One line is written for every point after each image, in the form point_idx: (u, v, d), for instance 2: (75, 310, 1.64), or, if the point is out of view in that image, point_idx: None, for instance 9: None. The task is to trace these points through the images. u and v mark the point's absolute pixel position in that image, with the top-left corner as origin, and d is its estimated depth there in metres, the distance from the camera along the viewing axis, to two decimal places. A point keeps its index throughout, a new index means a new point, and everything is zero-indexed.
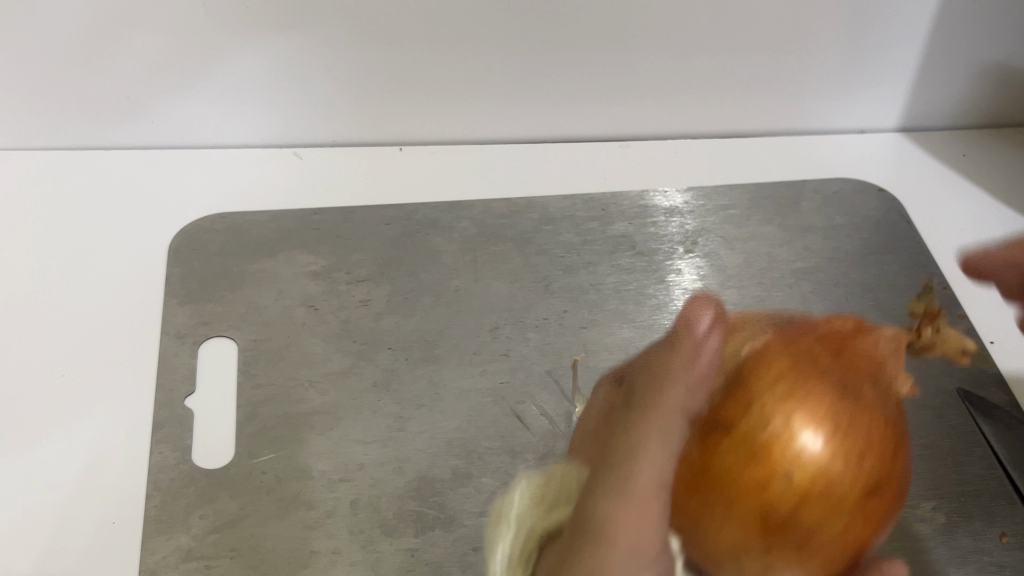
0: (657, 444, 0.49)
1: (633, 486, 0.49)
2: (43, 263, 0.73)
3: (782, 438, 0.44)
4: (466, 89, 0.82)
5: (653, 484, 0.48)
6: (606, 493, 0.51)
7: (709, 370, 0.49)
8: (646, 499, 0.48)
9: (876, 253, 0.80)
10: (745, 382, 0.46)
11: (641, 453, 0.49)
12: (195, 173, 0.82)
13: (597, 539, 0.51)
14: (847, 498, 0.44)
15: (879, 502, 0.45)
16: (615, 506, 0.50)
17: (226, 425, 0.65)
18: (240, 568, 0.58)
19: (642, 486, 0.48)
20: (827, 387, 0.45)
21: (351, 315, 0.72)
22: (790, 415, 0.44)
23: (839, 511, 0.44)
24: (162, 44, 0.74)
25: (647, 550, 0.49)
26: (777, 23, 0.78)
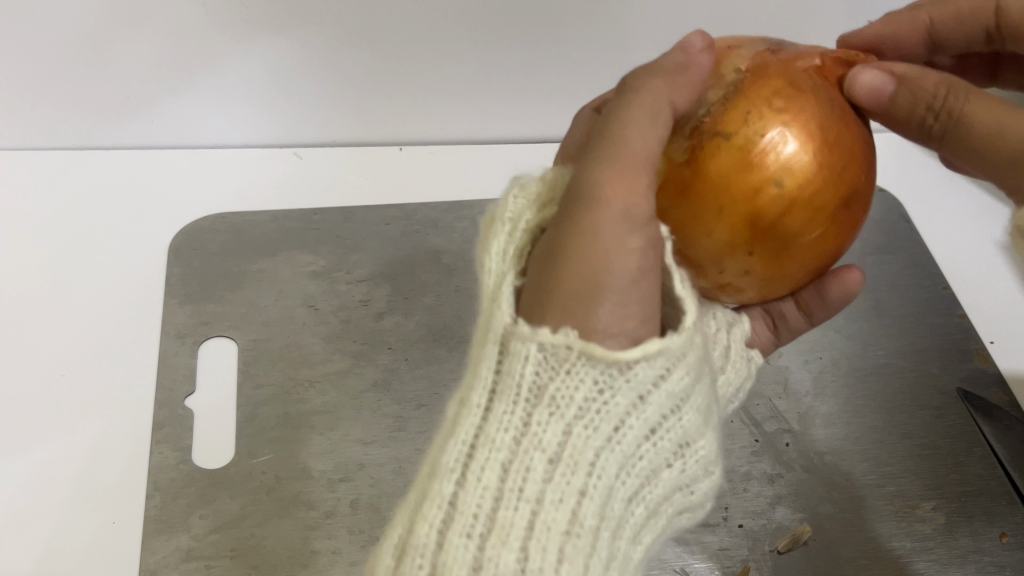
0: (654, 127, 0.38)
1: (625, 215, 0.37)
2: (43, 263, 0.73)
3: (785, 116, 0.38)
4: (465, 88, 0.82)
5: (649, 158, 0.38)
6: (588, 196, 0.38)
7: (706, 77, 0.40)
8: (638, 165, 0.38)
9: (876, 253, 0.79)
10: (748, 82, 0.39)
11: (633, 118, 0.39)
12: (194, 173, 0.82)
13: (584, 201, 0.38)
14: (838, 177, 0.39)
15: (852, 216, 0.42)
16: (605, 171, 0.38)
17: (227, 425, 0.65)
18: (240, 568, 0.58)
19: (627, 217, 0.37)
20: (823, 82, 0.40)
21: (350, 315, 0.72)
22: (787, 106, 0.38)
23: (823, 233, 0.40)
24: (159, 44, 0.74)
25: (630, 293, 0.38)
26: (772, 20, 0.78)
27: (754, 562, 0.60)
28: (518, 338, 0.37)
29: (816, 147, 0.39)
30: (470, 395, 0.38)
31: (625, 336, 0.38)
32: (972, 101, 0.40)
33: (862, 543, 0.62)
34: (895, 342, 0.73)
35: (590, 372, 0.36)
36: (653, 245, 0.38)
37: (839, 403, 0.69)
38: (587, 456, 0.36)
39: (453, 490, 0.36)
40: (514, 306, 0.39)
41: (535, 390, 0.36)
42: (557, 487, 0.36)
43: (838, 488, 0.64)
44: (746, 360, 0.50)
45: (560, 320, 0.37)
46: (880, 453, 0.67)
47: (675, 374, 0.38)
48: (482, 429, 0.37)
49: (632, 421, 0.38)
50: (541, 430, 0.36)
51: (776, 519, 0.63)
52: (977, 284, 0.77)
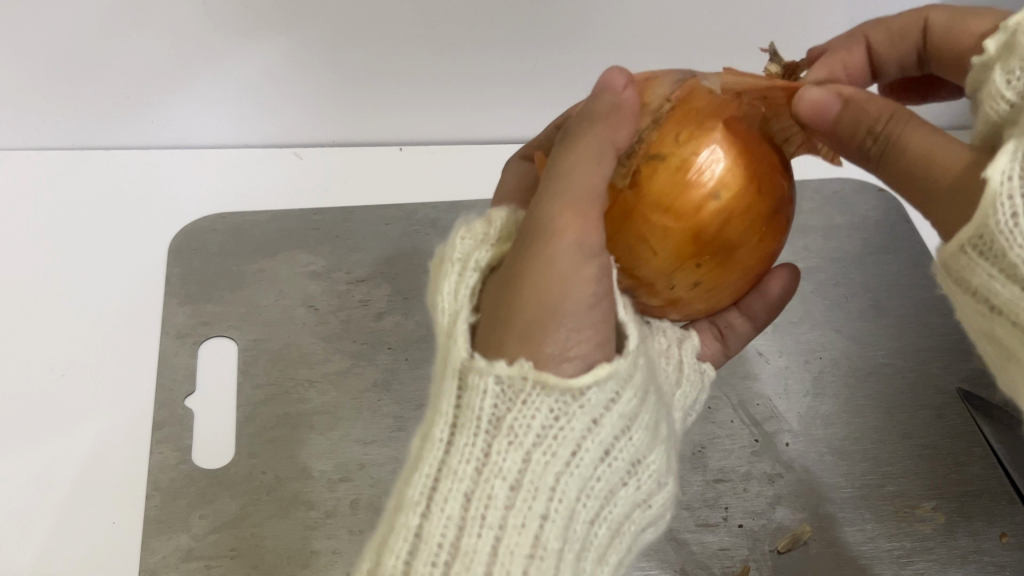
0: (598, 158, 0.39)
1: (577, 243, 0.38)
2: (43, 263, 0.73)
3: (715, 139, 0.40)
4: (466, 88, 0.82)
5: (596, 189, 0.39)
6: (539, 228, 0.38)
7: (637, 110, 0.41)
8: (586, 196, 0.39)
9: (876, 253, 0.79)
10: (678, 111, 0.42)
11: (577, 153, 0.39)
12: (194, 173, 0.82)
13: (535, 234, 0.38)
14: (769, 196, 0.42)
15: (782, 230, 0.44)
16: (552, 204, 0.39)
17: (227, 425, 0.65)
18: (240, 568, 0.58)
19: (580, 246, 0.38)
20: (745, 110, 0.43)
21: (350, 315, 0.72)
22: (714, 131, 0.41)
23: (760, 246, 0.43)
24: (160, 44, 0.74)
25: (588, 316, 0.38)
26: (771, 21, 0.78)
27: (754, 562, 0.61)
28: (475, 372, 0.37)
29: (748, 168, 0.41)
30: (431, 430, 0.38)
31: (583, 358, 0.38)
32: (913, 128, 0.39)
33: (862, 543, 0.62)
34: (894, 342, 0.73)
35: (545, 400, 0.36)
36: (608, 269, 0.39)
37: (839, 402, 0.69)
38: (546, 481, 0.36)
39: (420, 521, 0.36)
40: (472, 342, 0.39)
41: (493, 421, 0.37)
42: (519, 512, 0.36)
43: (837, 488, 0.64)
44: (699, 373, 0.51)
45: (517, 352, 0.37)
46: (880, 452, 0.66)
47: (625, 396, 0.39)
48: (444, 463, 0.37)
49: (589, 445, 0.38)
50: (500, 458, 0.36)
51: (776, 519, 0.63)
52: None
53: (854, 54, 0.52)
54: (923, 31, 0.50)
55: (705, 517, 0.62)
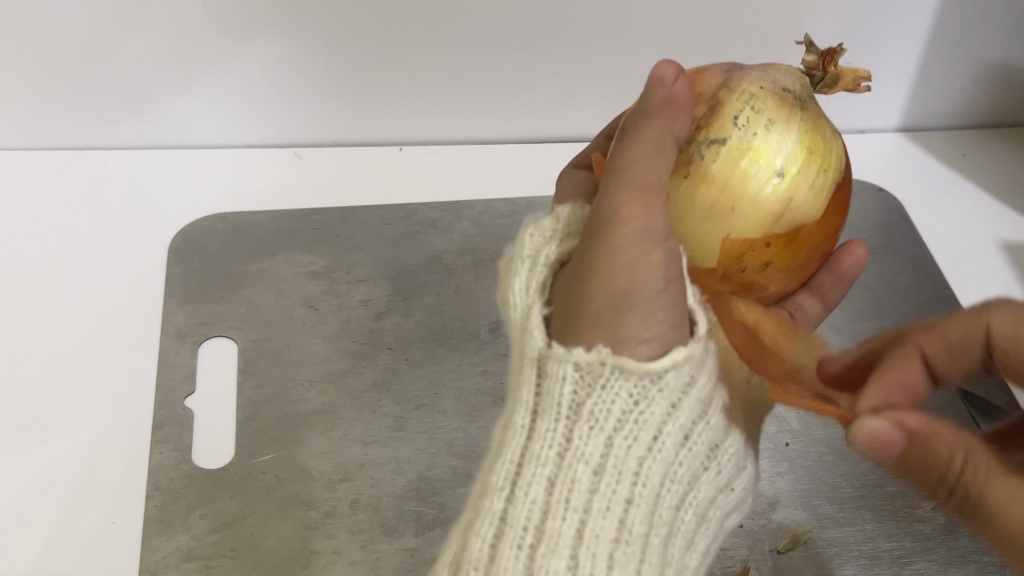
0: (660, 148, 0.39)
1: (645, 230, 0.38)
2: (43, 264, 0.73)
3: (773, 121, 0.40)
4: (466, 90, 0.82)
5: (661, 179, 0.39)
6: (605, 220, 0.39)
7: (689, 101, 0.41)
8: (648, 187, 0.39)
9: (875, 254, 0.79)
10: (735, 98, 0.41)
11: (640, 145, 0.39)
12: (195, 173, 0.82)
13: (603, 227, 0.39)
14: (832, 175, 0.42)
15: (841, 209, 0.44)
16: (616, 196, 0.39)
17: (227, 425, 0.65)
18: (240, 567, 0.58)
19: (647, 231, 0.38)
20: (798, 93, 0.42)
21: (350, 315, 0.72)
22: (772, 113, 0.40)
23: (826, 222, 0.43)
24: (160, 45, 0.74)
25: (659, 300, 0.39)
26: (770, 22, 0.79)
27: (753, 562, 0.60)
28: (554, 359, 0.38)
29: (808, 148, 0.41)
30: (513, 418, 0.39)
31: (655, 340, 0.38)
32: (996, 483, 0.34)
33: (862, 543, 0.62)
34: None
35: (625, 384, 0.37)
36: (675, 253, 0.39)
37: None
38: (629, 465, 0.38)
39: (504, 505, 0.37)
40: (546, 331, 0.40)
41: (574, 407, 0.37)
42: (603, 495, 0.37)
43: (837, 488, 0.64)
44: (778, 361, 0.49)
45: (592, 337, 0.38)
46: None
47: (701, 381, 0.40)
48: (528, 448, 0.38)
49: (668, 429, 0.39)
50: (582, 443, 0.37)
51: (776, 519, 0.63)
52: (976, 282, 0.77)
53: (910, 371, 0.40)
54: (987, 345, 0.39)
55: None
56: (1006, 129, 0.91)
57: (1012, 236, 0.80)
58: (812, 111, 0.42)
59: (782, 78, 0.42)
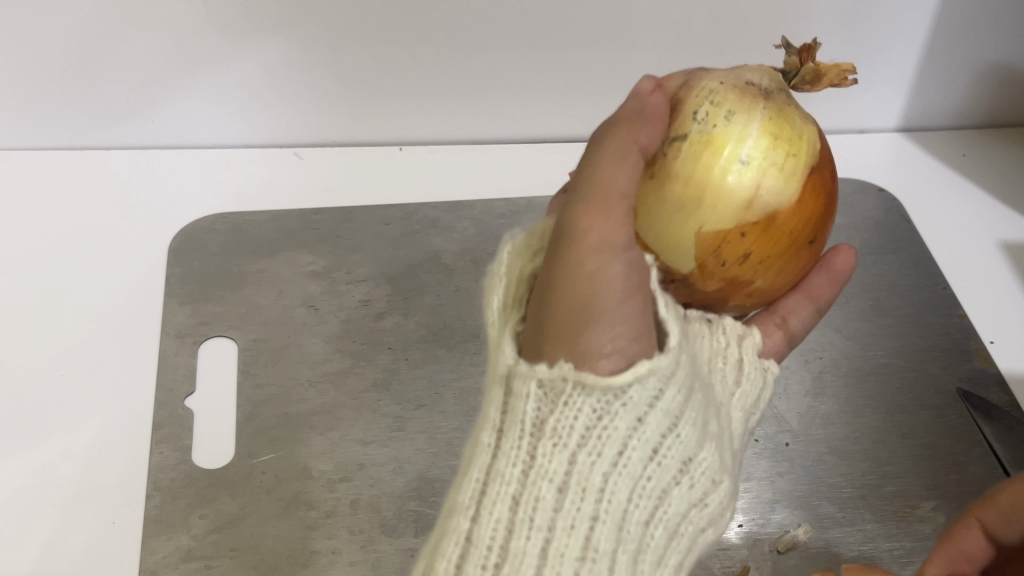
0: (624, 150, 0.39)
1: (608, 239, 0.38)
2: (42, 263, 0.73)
3: (734, 112, 0.40)
4: (466, 90, 0.82)
5: (628, 185, 0.39)
6: (568, 232, 0.39)
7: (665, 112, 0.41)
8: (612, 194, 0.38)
9: (876, 253, 0.79)
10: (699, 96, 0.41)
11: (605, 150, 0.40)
12: (194, 173, 0.82)
13: (567, 237, 0.38)
14: (805, 161, 0.40)
15: (830, 203, 0.43)
16: (581, 207, 0.39)
17: (227, 425, 0.65)
18: (240, 567, 0.58)
19: (608, 241, 0.38)
20: (771, 84, 0.42)
21: (350, 315, 0.72)
22: (733, 105, 0.40)
23: (806, 211, 0.41)
24: (160, 45, 0.74)
25: (622, 310, 0.38)
26: (769, 22, 0.79)
27: (753, 561, 0.60)
28: (519, 376, 0.38)
29: (776, 137, 0.40)
30: (480, 436, 0.40)
31: (619, 354, 0.38)
32: None
33: (862, 543, 0.62)
34: (893, 342, 0.73)
35: (587, 400, 0.37)
36: (638, 263, 0.39)
37: (839, 402, 0.69)
38: (593, 482, 0.37)
39: (470, 525, 0.38)
40: (516, 347, 0.40)
41: (537, 424, 0.38)
42: (568, 513, 0.37)
43: (837, 488, 0.64)
44: (761, 370, 0.48)
45: (555, 353, 0.38)
46: (880, 452, 0.67)
47: (668, 393, 0.39)
48: (493, 466, 0.38)
49: (634, 443, 0.38)
50: (546, 460, 0.37)
51: (775, 519, 0.63)
52: (976, 282, 0.77)
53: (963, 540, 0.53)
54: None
55: None
56: (1006, 129, 0.91)
57: (1012, 236, 0.80)
58: (782, 101, 0.41)
59: (750, 74, 0.42)
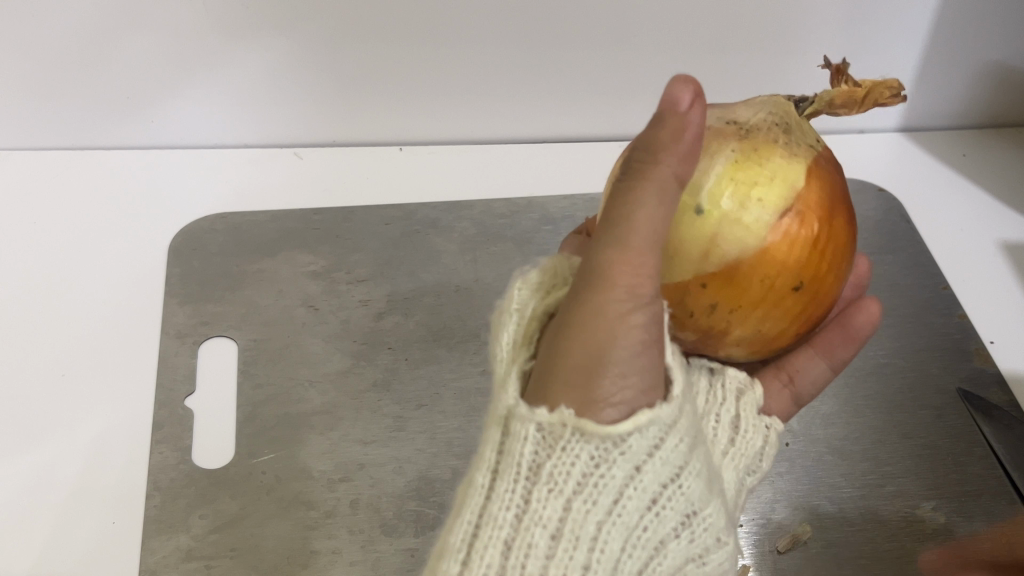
0: (655, 198, 0.37)
1: (632, 292, 0.38)
2: (42, 263, 0.73)
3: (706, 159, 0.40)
4: (466, 90, 0.82)
5: (653, 232, 0.37)
6: (595, 277, 0.38)
7: (700, 135, 0.38)
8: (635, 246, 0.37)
9: (876, 254, 0.79)
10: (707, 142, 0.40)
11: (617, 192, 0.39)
12: (194, 173, 0.82)
13: (590, 284, 0.38)
14: (784, 215, 0.39)
15: (832, 251, 0.41)
16: (609, 251, 0.38)
17: (227, 425, 0.65)
18: (240, 567, 0.58)
19: (633, 294, 0.38)
20: (766, 127, 0.40)
21: (350, 315, 0.72)
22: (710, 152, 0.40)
23: (785, 262, 0.40)
24: (160, 45, 0.74)
25: (634, 363, 0.38)
26: (770, 21, 0.78)
27: (754, 561, 0.60)
28: (518, 418, 0.38)
29: (753, 186, 0.39)
30: (475, 475, 0.40)
31: (626, 403, 0.38)
32: None
33: (862, 543, 0.62)
34: (893, 342, 0.73)
35: (585, 447, 0.37)
36: (659, 317, 0.38)
37: (839, 402, 0.69)
38: (586, 531, 0.37)
39: (461, 567, 0.38)
40: (520, 388, 0.40)
41: (533, 468, 0.37)
42: (559, 561, 0.37)
43: (837, 488, 0.64)
44: (762, 429, 0.49)
45: (562, 397, 0.38)
46: (880, 453, 0.67)
47: (669, 442, 0.39)
48: (486, 508, 0.38)
49: (630, 492, 0.39)
50: (540, 506, 0.37)
51: (775, 519, 0.63)
52: (976, 283, 0.77)
53: None
54: None
55: None
56: (1006, 129, 0.91)
57: (1012, 236, 0.80)
58: (771, 145, 0.40)
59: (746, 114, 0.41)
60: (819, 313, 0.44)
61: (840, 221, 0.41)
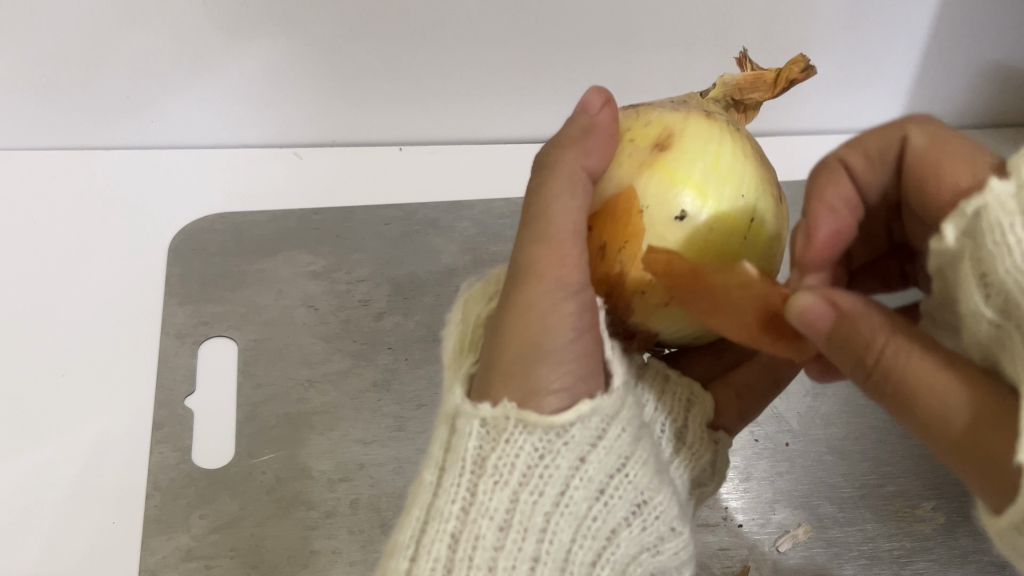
0: (567, 188, 0.40)
1: (561, 280, 0.38)
2: (43, 264, 0.73)
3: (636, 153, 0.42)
4: (468, 90, 0.82)
5: (571, 221, 0.39)
6: (524, 270, 0.39)
7: (611, 131, 0.42)
8: (562, 238, 0.39)
9: None
10: (631, 142, 0.43)
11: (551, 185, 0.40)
12: (195, 173, 0.82)
13: (519, 277, 0.39)
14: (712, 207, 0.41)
15: (724, 232, 0.41)
16: (535, 245, 0.39)
17: (226, 425, 0.65)
18: (240, 568, 0.58)
19: (561, 284, 0.38)
20: (665, 114, 0.43)
21: (351, 315, 0.72)
22: (640, 146, 0.42)
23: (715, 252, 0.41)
24: (158, 47, 0.74)
25: (571, 349, 0.37)
26: (770, 22, 0.79)
27: (753, 561, 0.61)
28: (463, 416, 0.38)
29: (633, 165, 0.42)
30: (423, 474, 0.39)
31: (567, 392, 0.37)
32: None
33: (862, 543, 0.62)
34: None
35: (528, 438, 0.36)
36: (592, 304, 0.39)
37: (839, 402, 0.69)
38: (535, 522, 0.36)
39: (409, 564, 0.37)
40: (465, 387, 0.39)
41: (478, 461, 0.37)
42: (509, 554, 0.36)
43: (837, 488, 0.64)
44: (711, 445, 0.50)
45: (502, 391, 0.37)
46: (880, 452, 0.66)
47: (612, 432, 0.39)
48: (433, 504, 0.37)
49: (577, 483, 0.38)
50: (486, 498, 0.36)
51: (775, 520, 0.63)
52: None
53: None
54: None
55: (704, 517, 0.63)
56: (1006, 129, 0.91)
57: None
58: (660, 129, 0.42)
59: (673, 111, 0.44)
60: None
61: (737, 204, 0.41)
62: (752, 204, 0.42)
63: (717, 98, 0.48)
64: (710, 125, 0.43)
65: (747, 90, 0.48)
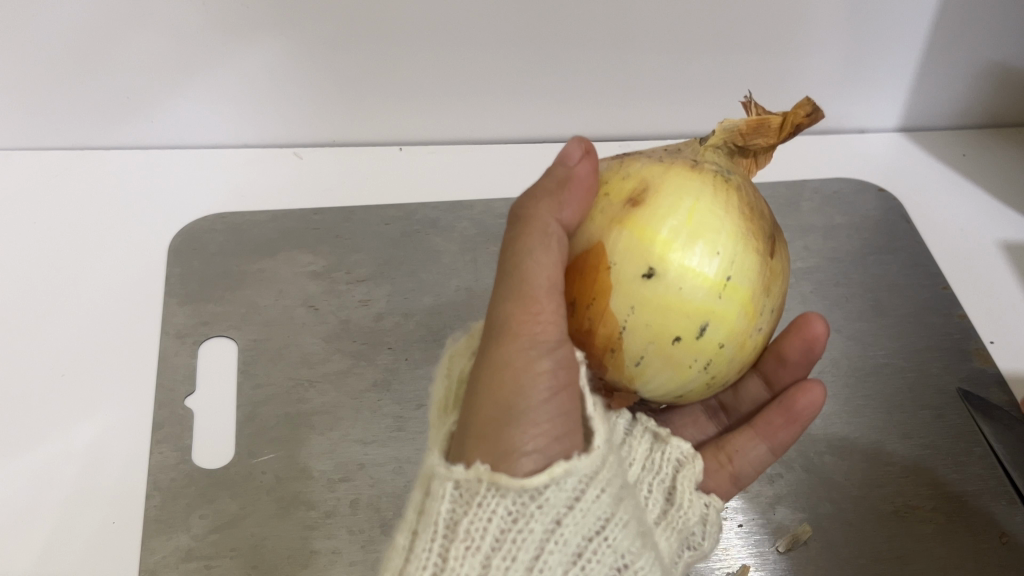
0: (539, 243, 0.40)
1: (532, 341, 0.39)
2: (42, 264, 0.73)
3: (611, 207, 0.42)
4: (468, 91, 0.82)
5: (546, 275, 0.40)
6: (498, 330, 0.40)
7: (587, 184, 0.42)
8: (534, 298, 0.40)
9: (876, 253, 0.80)
10: (608, 196, 0.43)
11: (524, 242, 0.41)
12: (194, 174, 0.82)
13: (494, 335, 0.40)
14: (678, 261, 0.40)
15: (696, 288, 0.40)
16: (509, 305, 0.40)
17: (226, 425, 0.65)
18: (239, 568, 0.57)
19: (531, 345, 0.39)
20: (645, 167, 0.43)
21: (351, 315, 0.72)
22: (614, 201, 0.42)
23: (684, 310, 0.40)
24: (160, 47, 0.75)
25: (544, 410, 0.39)
26: (769, 25, 0.79)
27: (753, 562, 0.60)
28: (438, 479, 0.39)
29: (605, 222, 0.42)
30: (397, 539, 0.40)
31: (541, 453, 0.38)
32: None
33: (863, 543, 0.61)
34: (894, 343, 0.73)
35: (501, 501, 0.37)
36: (564, 364, 0.40)
37: (839, 403, 0.69)
38: None
39: None
40: (443, 451, 0.41)
41: (450, 526, 0.37)
42: None
43: (837, 488, 0.64)
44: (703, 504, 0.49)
45: (476, 453, 0.38)
46: (880, 452, 0.66)
47: (589, 494, 0.39)
48: (405, 569, 0.38)
49: (551, 547, 0.38)
50: (456, 564, 0.36)
51: (776, 519, 0.62)
52: (976, 282, 0.77)
53: None
54: None
55: None
56: (1005, 130, 0.91)
57: (1012, 236, 0.80)
58: (636, 184, 0.42)
59: (654, 164, 0.43)
60: (706, 356, 0.41)
61: (711, 261, 0.40)
62: (729, 260, 0.40)
63: (715, 144, 0.46)
64: (689, 178, 0.42)
65: (751, 136, 0.45)
